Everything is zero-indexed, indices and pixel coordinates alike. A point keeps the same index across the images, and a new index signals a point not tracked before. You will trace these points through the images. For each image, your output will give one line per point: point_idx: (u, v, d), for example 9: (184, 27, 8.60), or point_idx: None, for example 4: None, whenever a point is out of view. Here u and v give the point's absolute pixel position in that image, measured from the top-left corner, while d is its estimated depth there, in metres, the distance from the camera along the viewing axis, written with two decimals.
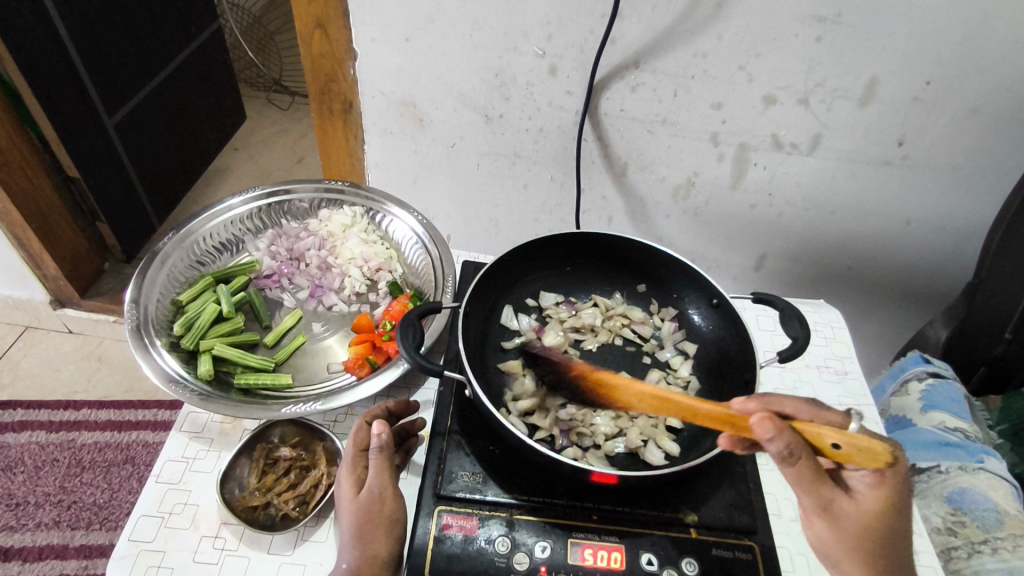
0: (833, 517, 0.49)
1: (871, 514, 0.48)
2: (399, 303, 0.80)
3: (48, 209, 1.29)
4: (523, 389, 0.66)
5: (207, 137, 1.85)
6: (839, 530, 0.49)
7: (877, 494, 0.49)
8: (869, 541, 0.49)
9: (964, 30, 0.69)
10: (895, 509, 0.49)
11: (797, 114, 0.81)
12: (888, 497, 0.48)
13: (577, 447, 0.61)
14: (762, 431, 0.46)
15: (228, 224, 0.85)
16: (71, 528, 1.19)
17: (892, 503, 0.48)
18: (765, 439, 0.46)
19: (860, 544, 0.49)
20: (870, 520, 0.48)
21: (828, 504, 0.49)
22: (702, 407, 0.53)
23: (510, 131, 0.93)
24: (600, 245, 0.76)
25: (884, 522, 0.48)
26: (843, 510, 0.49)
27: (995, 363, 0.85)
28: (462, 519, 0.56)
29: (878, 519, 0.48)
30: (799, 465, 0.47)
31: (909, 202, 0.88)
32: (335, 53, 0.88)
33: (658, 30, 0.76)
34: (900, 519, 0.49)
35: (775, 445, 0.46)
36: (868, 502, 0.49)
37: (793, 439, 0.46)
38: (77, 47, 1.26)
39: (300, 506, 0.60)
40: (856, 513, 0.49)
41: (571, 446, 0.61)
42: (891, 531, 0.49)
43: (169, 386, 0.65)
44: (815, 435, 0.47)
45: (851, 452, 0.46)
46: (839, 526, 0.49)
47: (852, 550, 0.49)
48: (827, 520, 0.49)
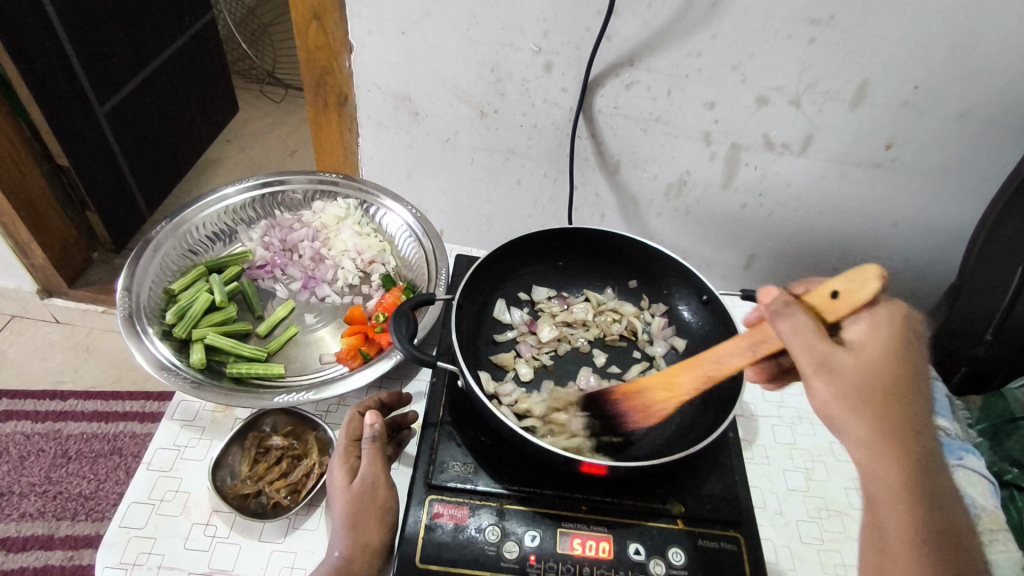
0: (833, 372, 0.45)
1: (869, 363, 0.46)
2: (392, 296, 0.80)
3: (37, 198, 1.27)
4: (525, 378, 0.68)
5: (199, 128, 1.84)
6: (841, 391, 0.45)
7: (877, 339, 0.47)
8: (874, 396, 0.45)
9: (952, 35, 0.71)
10: (895, 358, 0.46)
11: (788, 115, 0.82)
12: (888, 343, 0.46)
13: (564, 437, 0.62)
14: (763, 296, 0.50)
15: (223, 213, 0.85)
16: (57, 519, 1.18)
17: (891, 348, 0.46)
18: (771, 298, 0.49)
19: (862, 398, 0.45)
20: (867, 368, 0.46)
21: (826, 357, 0.46)
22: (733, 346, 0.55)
23: (505, 127, 0.93)
24: (592, 240, 0.77)
25: (885, 371, 0.46)
26: (842, 363, 0.46)
27: (976, 364, 0.86)
28: (453, 508, 0.57)
29: (874, 368, 0.46)
30: (797, 316, 0.47)
31: (896, 203, 0.90)
32: (330, 45, 0.88)
33: (653, 28, 0.77)
34: (904, 371, 0.46)
35: (772, 304, 0.49)
36: (868, 350, 0.46)
37: (785, 295, 0.49)
38: (68, 34, 1.25)
39: (291, 494, 0.61)
40: (855, 364, 0.46)
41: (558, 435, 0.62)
42: (896, 383, 0.46)
43: (162, 373, 0.66)
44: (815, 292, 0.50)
45: (847, 291, 0.49)
46: (840, 382, 0.45)
47: (859, 411, 0.45)
48: (826, 379, 0.45)
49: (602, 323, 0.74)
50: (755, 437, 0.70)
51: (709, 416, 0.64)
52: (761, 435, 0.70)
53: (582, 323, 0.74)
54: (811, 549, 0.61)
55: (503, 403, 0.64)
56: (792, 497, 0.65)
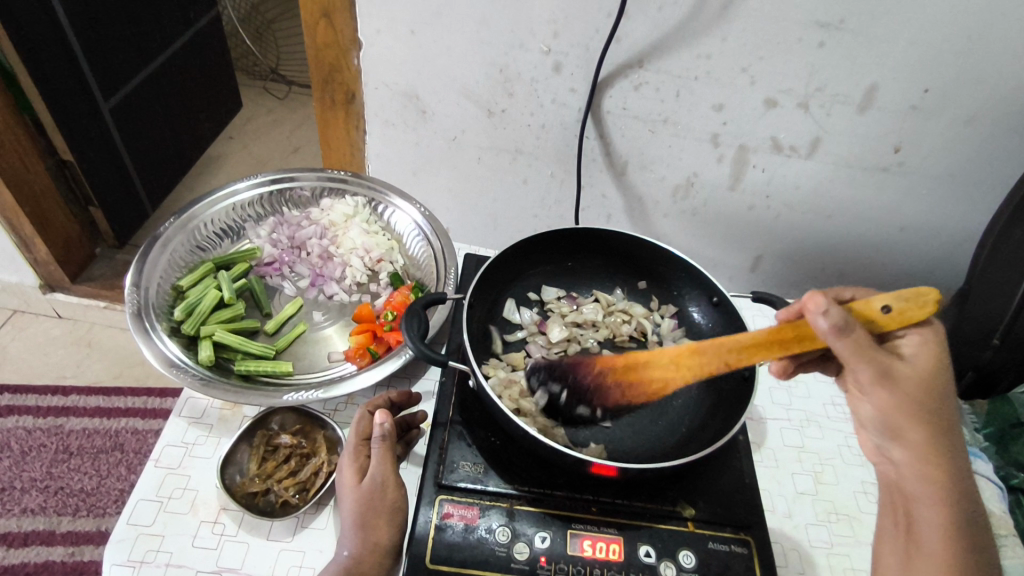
0: (893, 382, 0.47)
1: (929, 375, 0.48)
2: (400, 294, 0.80)
3: (41, 193, 1.27)
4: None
5: (203, 124, 1.84)
6: (900, 399, 0.47)
7: (929, 354, 0.48)
8: (933, 407, 0.47)
9: (962, 40, 0.71)
10: (941, 368, 0.49)
11: (797, 118, 0.82)
12: (940, 358, 0.49)
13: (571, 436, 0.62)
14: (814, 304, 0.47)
15: (231, 210, 0.84)
16: (58, 514, 1.18)
17: (942, 363, 0.48)
18: (820, 310, 0.46)
19: (918, 406, 0.47)
20: (926, 380, 0.47)
21: (888, 367, 0.47)
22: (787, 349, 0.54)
23: (512, 126, 0.93)
24: (602, 241, 0.77)
25: (938, 383, 0.48)
26: (904, 374, 0.47)
27: (982, 368, 0.85)
28: (463, 509, 0.57)
29: (929, 378, 0.48)
30: (862, 331, 0.47)
31: (903, 207, 0.90)
32: (339, 43, 0.88)
33: (663, 30, 0.77)
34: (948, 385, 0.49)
35: (833, 314, 0.46)
36: (922, 362, 0.48)
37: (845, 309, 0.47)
38: (74, 29, 1.24)
39: (300, 493, 0.60)
40: (914, 375, 0.47)
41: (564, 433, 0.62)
42: (945, 390, 0.48)
43: (171, 370, 0.65)
44: (866, 304, 0.50)
45: (901, 309, 0.50)
46: (899, 391, 0.47)
47: (915, 418, 0.47)
48: (888, 388, 0.47)
49: (612, 324, 0.74)
50: (764, 439, 0.70)
51: (719, 419, 0.64)
52: (769, 438, 0.70)
53: (592, 323, 0.73)
54: (820, 552, 0.61)
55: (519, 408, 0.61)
56: (802, 499, 0.65)
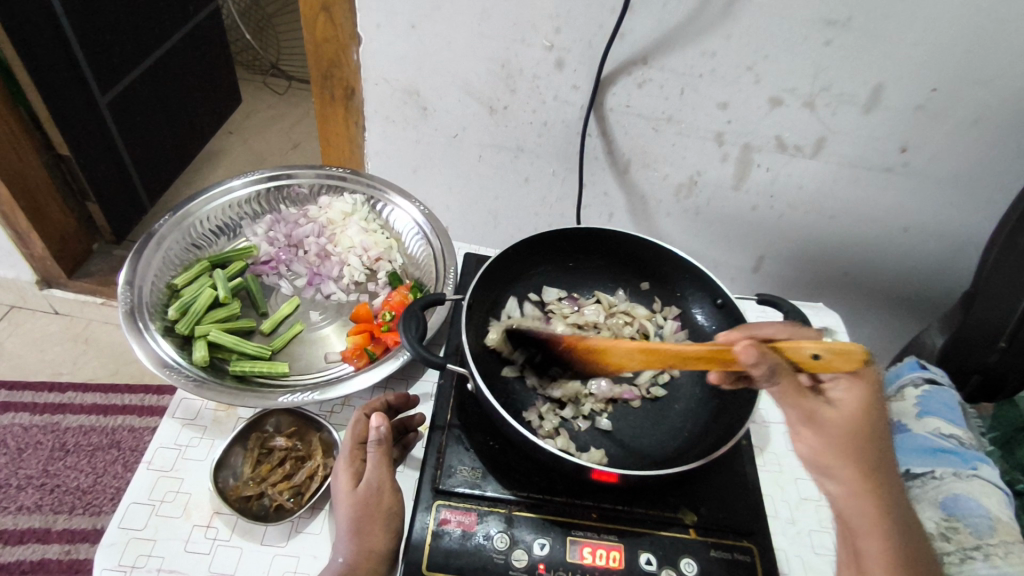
0: (819, 425, 0.49)
1: (855, 418, 0.49)
2: (399, 294, 0.79)
3: (37, 187, 1.26)
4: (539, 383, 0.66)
5: (202, 119, 1.82)
6: (825, 442, 0.50)
7: (856, 397, 0.50)
8: (862, 446, 0.49)
9: (973, 39, 0.69)
10: (872, 407, 0.50)
11: (803, 117, 0.81)
12: (867, 399, 0.50)
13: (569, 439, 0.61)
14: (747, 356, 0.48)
15: (227, 208, 0.83)
16: (54, 513, 1.17)
17: (870, 404, 0.50)
18: (749, 363, 0.48)
19: (847, 448, 0.49)
20: (853, 423, 0.49)
21: (811, 413, 0.49)
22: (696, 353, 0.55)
23: (514, 123, 0.91)
24: (604, 241, 0.76)
25: (865, 424, 0.49)
26: (829, 419, 0.49)
27: (989, 372, 0.85)
28: (461, 514, 0.56)
29: (858, 419, 0.49)
30: (782, 382, 0.49)
31: (910, 208, 0.88)
32: (338, 38, 0.86)
33: (668, 26, 0.75)
34: (879, 420, 0.51)
35: (760, 367, 0.48)
36: (848, 405, 0.50)
37: (775, 359, 0.48)
38: (71, 23, 1.23)
39: (294, 497, 0.59)
40: (840, 417, 0.49)
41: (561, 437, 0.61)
42: (875, 430, 0.50)
43: (163, 371, 0.64)
44: (795, 349, 0.49)
45: (829, 357, 0.49)
46: (827, 436, 0.49)
47: (844, 460, 0.49)
48: (814, 431, 0.50)
49: (613, 326, 0.72)
50: (768, 444, 0.69)
51: (722, 423, 0.62)
52: (773, 443, 0.69)
53: (593, 325, 0.72)
54: (825, 560, 0.60)
55: (540, 430, 0.61)
56: (805, 505, 0.64)
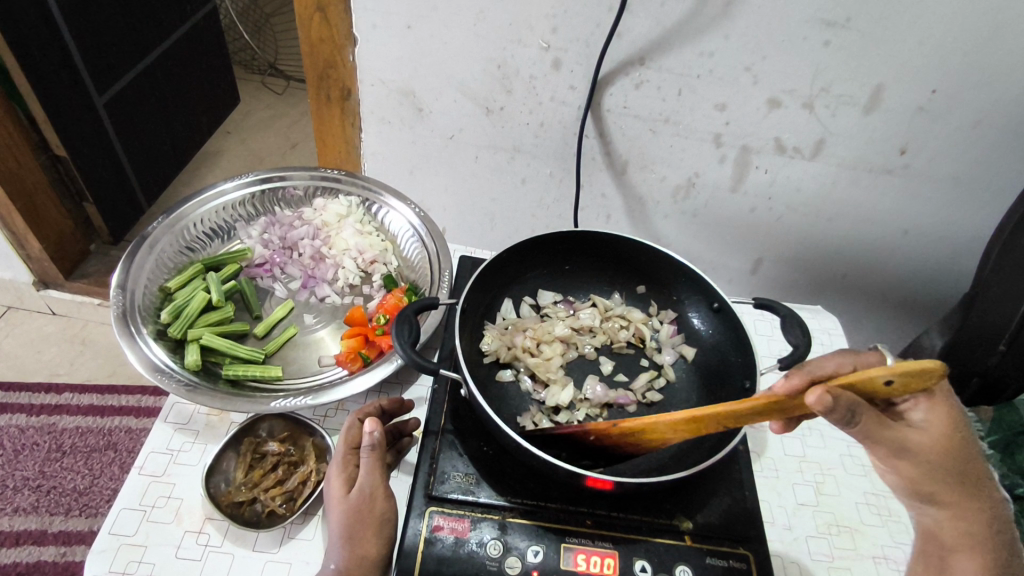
0: (909, 453, 0.48)
1: (942, 442, 0.47)
2: (393, 297, 0.78)
3: (34, 188, 1.25)
4: (534, 389, 0.66)
5: (199, 119, 1.82)
6: (916, 468, 0.48)
7: (939, 420, 0.48)
8: (957, 467, 0.48)
9: (973, 40, 0.69)
10: (958, 428, 0.48)
11: (801, 119, 0.80)
12: (949, 418, 0.48)
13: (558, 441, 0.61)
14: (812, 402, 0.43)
15: (221, 210, 0.83)
16: (50, 514, 1.16)
17: (953, 425, 0.48)
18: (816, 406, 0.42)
19: (943, 472, 0.48)
20: (941, 449, 0.48)
21: (902, 443, 0.47)
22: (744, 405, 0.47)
23: (510, 124, 0.91)
24: (600, 245, 0.75)
25: (957, 445, 0.48)
26: (916, 446, 0.47)
27: (988, 374, 0.83)
28: (454, 521, 0.55)
29: (945, 442, 0.48)
30: (864, 421, 0.45)
31: (909, 210, 0.88)
32: (334, 38, 0.85)
33: (665, 26, 0.75)
34: (966, 439, 0.49)
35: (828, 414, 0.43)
36: (936, 429, 0.47)
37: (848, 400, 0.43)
38: (68, 23, 1.22)
39: (287, 503, 0.59)
40: (929, 443, 0.48)
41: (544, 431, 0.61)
42: (964, 450, 0.48)
43: (155, 375, 0.64)
44: (869, 381, 0.43)
45: (907, 381, 0.43)
46: (920, 461, 0.48)
47: (941, 481, 0.49)
48: (904, 459, 0.48)
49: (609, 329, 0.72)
50: (764, 449, 0.69)
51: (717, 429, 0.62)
52: (769, 448, 0.69)
53: (589, 329, 0.72)
54: (822, 567, 0.59)
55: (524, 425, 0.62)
56: (802, 511, 0.63)
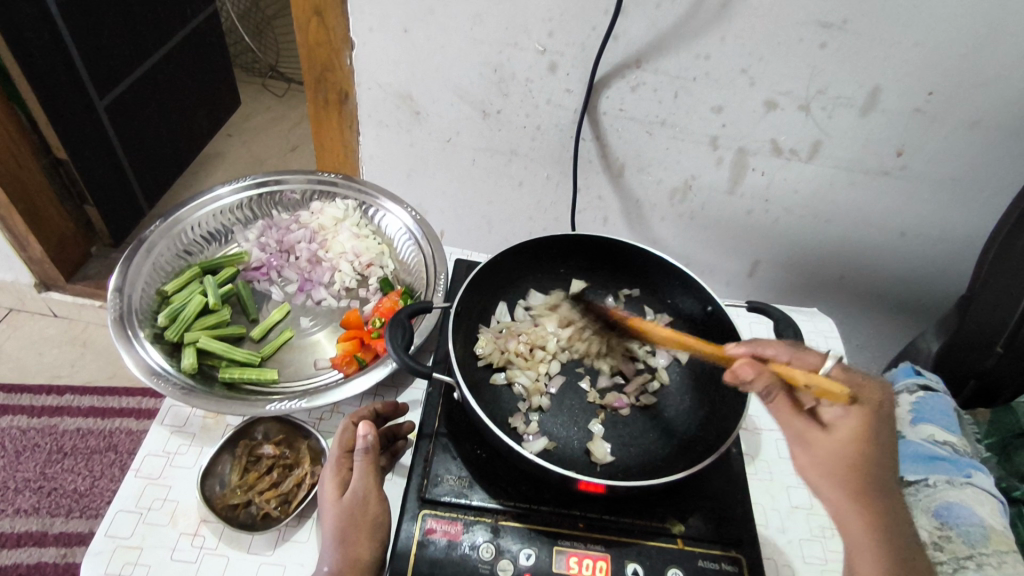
0: (806, 445, 0.51)
1: (840, 446, 0.49)
2: (389, 300, 0.78)
3: (35, 190, 1.26)
4: (529, 393, 0.66)
5: (200, 121, 1.82)
6: (815, 462, 0.50)
7: (848, 426, 0.49)
8: (851, 473, 0.49)
9: (968, 43, 0.69)
10: (866, 439, 0.49)
11: (797, 121, 0.80)
12: (861, 429, 0.49)
13: (549, 441, 0.62)
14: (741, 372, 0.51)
15: (218, 214, 0.83)
16: (51, 516, 1.17)
17: (863, 435, 0.49)
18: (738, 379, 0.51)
19: (835, 473, 0.49)
20: (842, 453, 0.49)
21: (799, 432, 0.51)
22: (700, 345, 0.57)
23: (507, 127, 0.91)
24: (595, 248, 0.76)
25: (856, 453, 0.49)
26: (816, 441, 0.50)
27: (985, 376, 0.84)
28: (447, 524, 0.55)
29: (847, 447, 0.49)
30: (775, 402, 0.51)
31: (906, 212, 0.88)
32: (331, 42, 0.86)
33: (661, 29, 0.75)
34: (875, 452, 0.49)
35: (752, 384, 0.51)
36: (839, 432, 0.49)
37: (766, 381, 0.51)
38: (69, 27, 1.23)
39: (282, 505, 0.59)
40: (827, 443, 0.49)
41: (540, 440, 0.62)
42: (864, 460, 0.49)
43: (151, 378, 0.64)
44: (789, 375, 0.50)
45: (821, 391, 0.49)
46: (813, 456, 0.50)
47: (829, 482, 0.49)
48: (802, 449, 0.51)
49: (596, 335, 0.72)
50: (759, 451, 0.69)
51: (711, 433, 0.62)
52: (764, 450, 0.69)
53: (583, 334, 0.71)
54: (814, 570, 0.60)
55: (524, 433, 0.62)
56: (796, 514, 0.64)
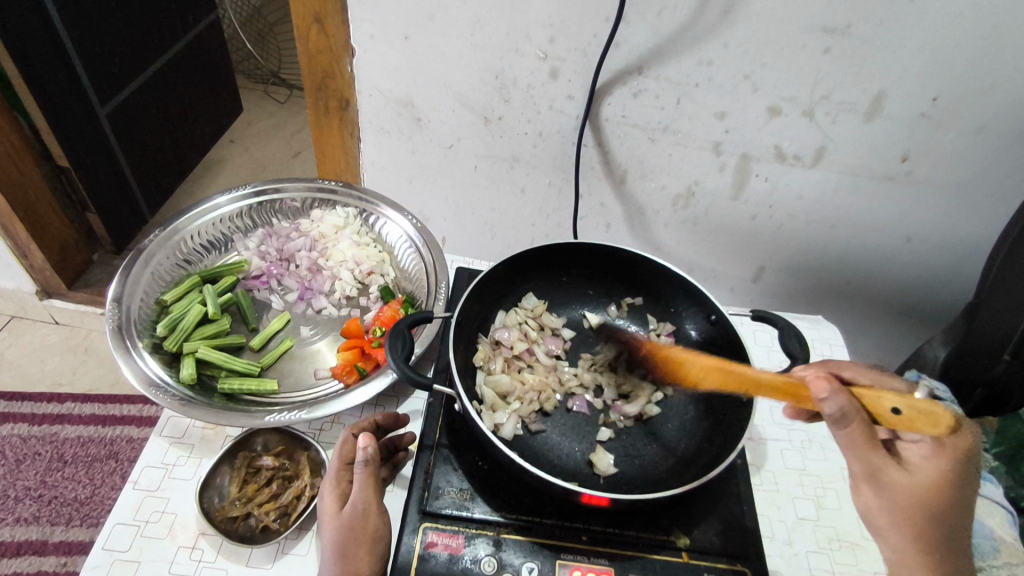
0: (882, 486, 0.48)
1: (923, 489, 0.47)
2: (390, 309, 0.78)
3: (36, 198, 1.26)
4: (526, 416, 0.64)
5: (202, 128, 1.82)
6: (888, 502, 0.48)
7: (935, 467, 0.48)
8: (924, 516, 0.47)
9: (974, 48, 0.68)
10: (953, 484, 0.47)
11: (801, 127, 0.80)
12: (949, 471, 0.47)
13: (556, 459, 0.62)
14: (818, 390, 0.47)
15: (218, 222, 0.83)
16: (51, 524, 1.16)
17: (950, 478, 0.47)
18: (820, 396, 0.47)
19: (907, 514, 0.47)
20: (925, 495, 0.47)
21: (879, 471, 0.47)
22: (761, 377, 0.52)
23: (509, 134, 0.91)
24: (597, 256, 0.75)
25: (937, 496, 0.47)
26: (895, 482, 0.47)
27: (992, 386, 0.83)
28: (448, 538, 0.55)
29: (929, 491, 0.47)
30: (852, 427, 0.47)
31: (911, 218, 0.87)
32: (331, 49, 0.86)
33: (663, 35, 0.74)
34: (958, 497, 0.48)
35: (830, 404, 0.46)
36: (923, 473, 0.47)
37: (847, 400, 0.46)
38: (70, 34, 1.23)
39: (281, 518, 0.58)
40: (907, 484, 0.47)
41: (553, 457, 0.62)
42: (945, 505, 0.47)
43: (149, 390, 0.64)
44: (874, 399, 0.47)
45: (911, 416, 0.45)
46: (887, 496, 0.48)
47: (897, 522, 0.48)
48: (874, 487, 0.48)
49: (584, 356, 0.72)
50: (764, 461, 0.68)
51: (716, 443, 0.61)
52: (769, 460, 0.68)
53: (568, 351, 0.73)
54: None
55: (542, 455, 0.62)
56: (802, 526, 0.63)
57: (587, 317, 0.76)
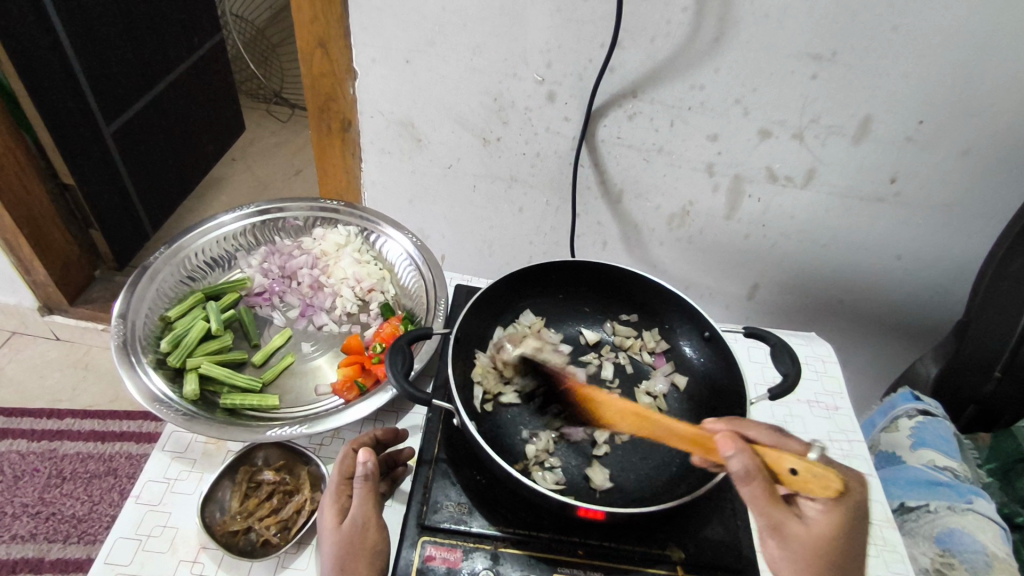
0: (785, 537, 0.48)
1: (819, 541, 0.48)
2: (390, 326, 0.79)
3: (41, 216, 1.28)
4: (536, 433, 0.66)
5: (205, 146, 1.85)
6: (790, 556, 0.49)
7: (830, 521, 0.48)
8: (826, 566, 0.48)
9: (955, 74, 0.70)
10: (845, 538, 0.48)
11: (792, 148, 0.82)
12: (841, 526, 0.48)
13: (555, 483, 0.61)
14: (724, 447, 0.48)
15: (221, 240, 0.85)
16: (48, 541, 1.16)
17: (842, 530, 0.48)
18: (725, 453, 0.48)
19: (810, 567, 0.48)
20: (821, 548, 0.48)
21: (780, 525, 0.48)
22: (675, 424, 0.55)
23: (507, 154, 0.93)
24: (594, 274, 0.77)
25: (834, 550, 0.48)
26: (795, 533, 0.48)
27: (984, 402, 0.84)
28: (446, 551, 0.55)
29: (825, 545, 0.48)
30: (753, 486, 0.48)
31: (900, 237, 0.89)
32: (334, 72, 0.88)
33: (656, 61, 0.77)
34: (852, 550, 0.48)
35: (734, 462, 0.48)
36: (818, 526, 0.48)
37: (751, 459, 0.48)
38: (77, 55, 1.26)
39: (281, 531, 0.59)
40: (805, 537, 0.48)
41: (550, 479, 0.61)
42: (837, 555, 0.48)
43: (153, 405, 0.65)
44: (775, 458, 0.48)
45: (805, 478, 0.48)
46: (790, 549, 0.48)
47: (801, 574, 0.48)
48: (778, 541, 0.49)
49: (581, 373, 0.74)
50: None
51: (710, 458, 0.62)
52: None
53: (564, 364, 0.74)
54: None
55: (545, 481, 0.61)
56: None
57: (583, 333, 0.77)
